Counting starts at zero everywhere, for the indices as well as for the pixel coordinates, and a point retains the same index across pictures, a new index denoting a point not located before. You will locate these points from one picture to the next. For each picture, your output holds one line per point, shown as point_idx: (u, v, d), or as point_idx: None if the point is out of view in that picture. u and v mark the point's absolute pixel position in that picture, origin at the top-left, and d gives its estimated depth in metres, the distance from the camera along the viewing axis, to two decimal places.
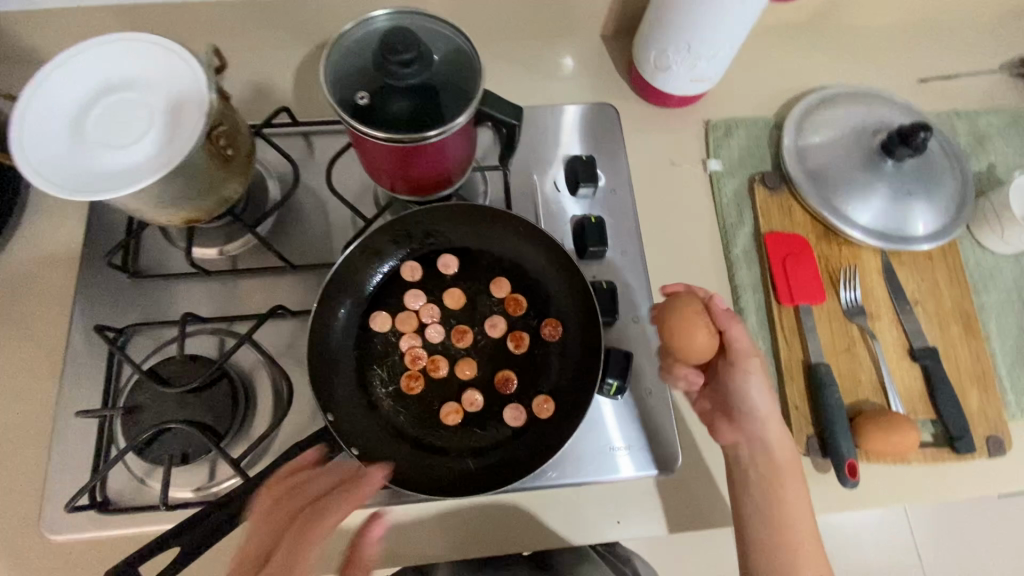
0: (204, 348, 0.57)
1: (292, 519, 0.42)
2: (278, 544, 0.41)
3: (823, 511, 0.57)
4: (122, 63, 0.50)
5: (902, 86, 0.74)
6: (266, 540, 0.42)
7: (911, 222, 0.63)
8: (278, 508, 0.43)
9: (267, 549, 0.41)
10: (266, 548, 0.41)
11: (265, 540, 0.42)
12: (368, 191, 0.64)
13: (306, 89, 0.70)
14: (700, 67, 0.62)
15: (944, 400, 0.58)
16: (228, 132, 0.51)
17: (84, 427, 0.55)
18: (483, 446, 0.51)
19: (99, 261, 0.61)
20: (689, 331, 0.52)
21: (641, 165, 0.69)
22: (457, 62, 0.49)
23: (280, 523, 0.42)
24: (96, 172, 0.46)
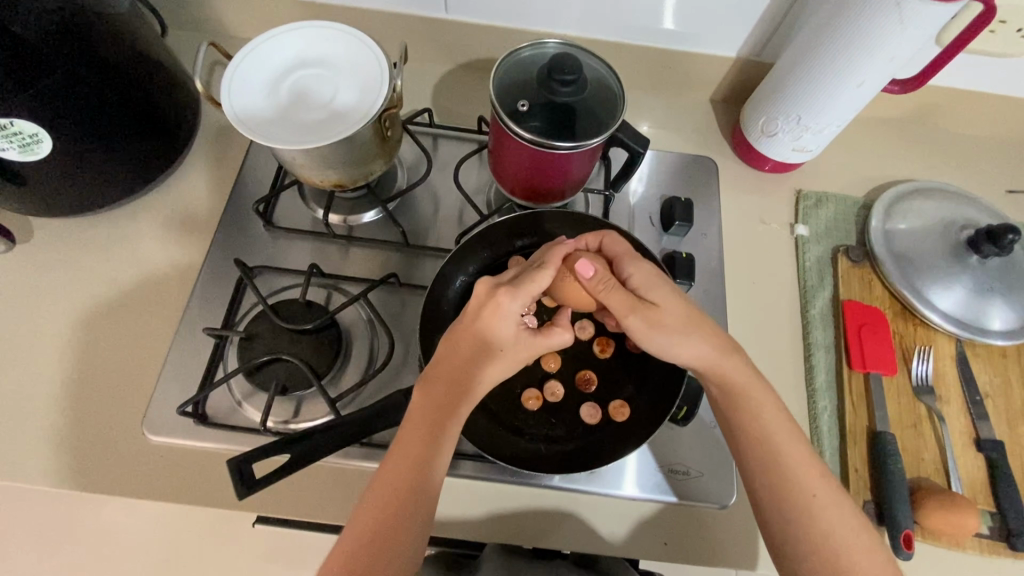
0: (317, 299, 0.64)
1: (455, 371, 0.49)
2: (437, 400, 0.48)
3: None
4: (327, 43, 0.60)
5: (991, 193, 0.78)
6: (434, 398, 0.48)
7: (988, 317, 0.65)
8: (441, 380, 0.49)
9: (436, 405, 0.48)
10: (441, 404, 0.48)
11: (432, 397, 0.48)
12: (483, 194, 0.71)
13: (443, 97, 0.79)
14: (805, 138, 0.68)
15: (1007, 495, 0.58)
16: (393, 117, 0.59)
17: (202, 346, 0.61)
18: (558, 435, 0.56)
19: (244, 209, 0.69)
20: (567, 287, 0.54)
21: (731, 218, 0.74)
22: (603, 94, 0.56)
23: (454, 381, 0.48)
24: (282, 125, 0.55)
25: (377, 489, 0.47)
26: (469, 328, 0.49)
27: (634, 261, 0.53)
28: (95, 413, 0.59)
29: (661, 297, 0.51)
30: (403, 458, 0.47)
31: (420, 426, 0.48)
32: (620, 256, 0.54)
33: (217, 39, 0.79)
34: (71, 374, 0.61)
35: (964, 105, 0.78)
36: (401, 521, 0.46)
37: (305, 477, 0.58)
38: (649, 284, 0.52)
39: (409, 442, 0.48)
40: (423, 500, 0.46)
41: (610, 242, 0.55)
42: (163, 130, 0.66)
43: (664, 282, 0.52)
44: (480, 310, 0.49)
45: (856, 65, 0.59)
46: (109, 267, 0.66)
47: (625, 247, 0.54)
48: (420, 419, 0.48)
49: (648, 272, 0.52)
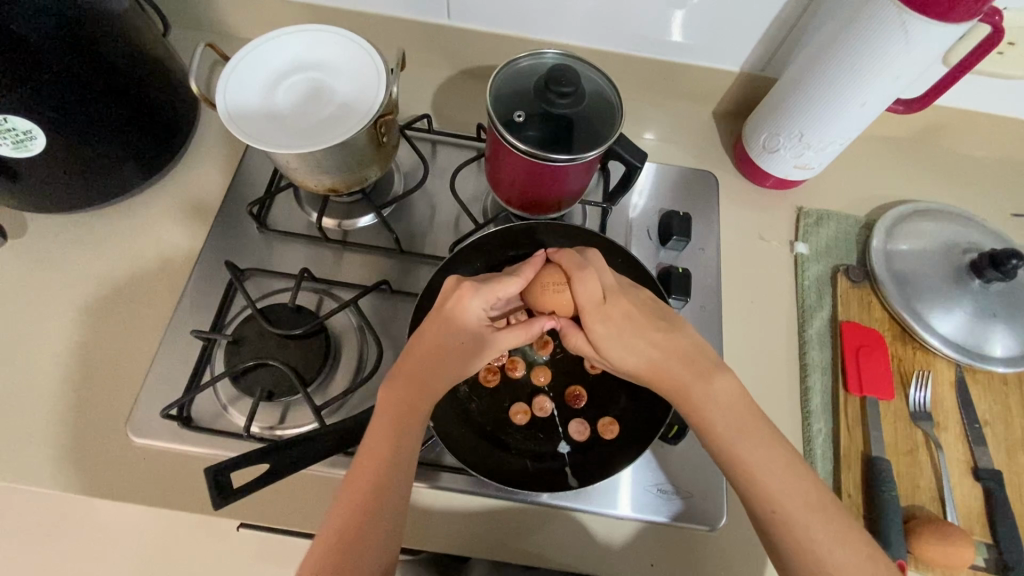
0: (308, 303, 0.63)
1: (422, 364, 0.48)
2: (402, 397, 0.47)
3: None
4: (324, 46, 0.59)
5: (996, 217, 0.76)
6: (399, 394, 0.47)
7: (990, 343, 0.64)
8: (408, 374, 0.48)
9: (399, 401, 0.47)
10: (405, 401, 0.47)
11: (397, 394, 0.47)
12: (480, 203, 0.71)
13: (443, 103, 0.78)
14: (807, 155, 0.67)
15: (1004, 527, 0.57)
16: (389, 123, 0.58)
17: (191, 347, 0.61)
18: (544, 452, 0.56)
19: (238, 210, 0.69)
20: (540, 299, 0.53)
21: (730, 234, 0.73)
22: (602, 106, 0.55)
23: (417, 379, 0.48)
24: (275, 128, 0.54)
25: (346, 494, 0.45)
26: (435, 326, 0.49)
27: (597, 316, 0.50)
28: (80, 412, 0.58)
29: (617, 357, 0.51)
30: (371, 458, 0.46)
31: (387, 422, 0.47)
32: (587, 308, 0.51)
33: (218, 38, 0.78)
34: (58, 372, 0.60)
35: (969, 125, 0.77)
36: (370, 525, 0.44)
37: (289, 483, 0.57)
38: (608, 342, 0.51)
39: (376, 439, 0.46)
40: (391, 501, 0.45)
41: (580, 280, 0.51)
42: (159, 128, 0.66)
43: (629, 340, 0.50)
44: (443, 304, 0.50)
45: (860, 83, 0.58)
46: (100, 264, 0.66)
47: (592, 294, 0.50)
48: (387, 412, 0.47)
49: (611, 329, 0.50)
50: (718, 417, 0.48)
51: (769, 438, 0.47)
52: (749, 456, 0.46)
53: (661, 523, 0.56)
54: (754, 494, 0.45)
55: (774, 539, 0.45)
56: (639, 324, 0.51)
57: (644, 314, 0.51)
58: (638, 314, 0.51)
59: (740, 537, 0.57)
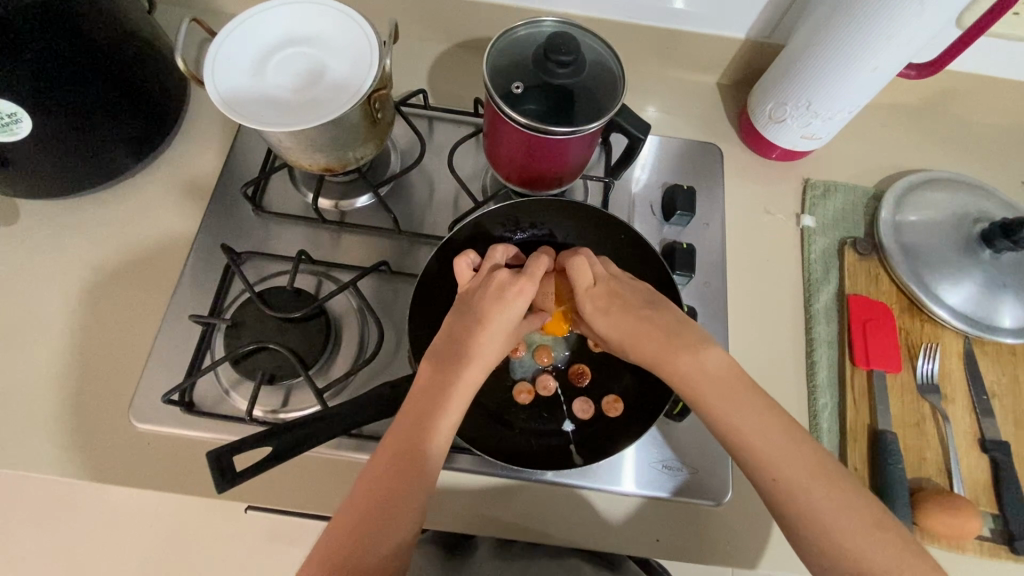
0: (306, 286, 0.62)
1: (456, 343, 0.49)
2: (438, 379, 0.47)
3: None
4: (313, 20, 0.57)
5: (1006, 184, 0.75)
6: (437, 372, 0.48)
7: (1000, 313, 0.63)
8: (444, 352, 0.49)
9: (439, 380, 0.47)
10: (443, 379, 0.47)
11: (434, 373, 0.48)
12: (479, 179, 0.69)
13: (439, 77, 0.76)
14: (814, 125, 0.65)
15: (1010, 497, 0.56)
16: (383, 97, 0.57)
17: (189, 333, 0.60)
18: (548, 431, 0.55)
19: (232, 192, 0.67)
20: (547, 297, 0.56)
21: (735, 208, 0.71)
22: (602, 76, 0.53)
23: (454, 359, 0.48)
24: (267, 106, 0.52)
25: (371, 467, 0.45)
26: (478, 306, 0.51)
27: (589, 296, 0.53)
28: (84, 399, 0.58)
29: (601, 328, 0.53)
30: (401, 433, 0.45)
31: (422, 400, 0.46)
32: (578, 291, 0.53)
33: (205, 15, 0.76)
34: (61, 360, 0.60)
35: (980, 91, 0.75)
36: (394, 506, 0.43)
37: (293, 465, 0.57)
38: (594, 317, 0.53)
39: (409, 417, 0.46)
40: (421, 479, 0.44)
41: (576, 266, 0.53)
42: (147, 108, 0.64)
43: (616, 315, 0.51)
44: (502, 290, 0.51)
45: (871, 48, 0.55)
46: (94, 251, 0.65)
47: (585, 276, 0.53)
48: (423, 390, 0.47)
49: (598, 307, 0.52)
50: (727, 393, 0.46)
51: (778, 412, 0.46)
52: (758, 432, 0.45)
53: (664, 500, 0.56)
54: (762, 471, 0.44)
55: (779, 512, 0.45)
56: (627, 301, 0.52)
57: (634, 295, 0.52)
58: (627, 293, 0.52)
59: (745, 512, 0.57)
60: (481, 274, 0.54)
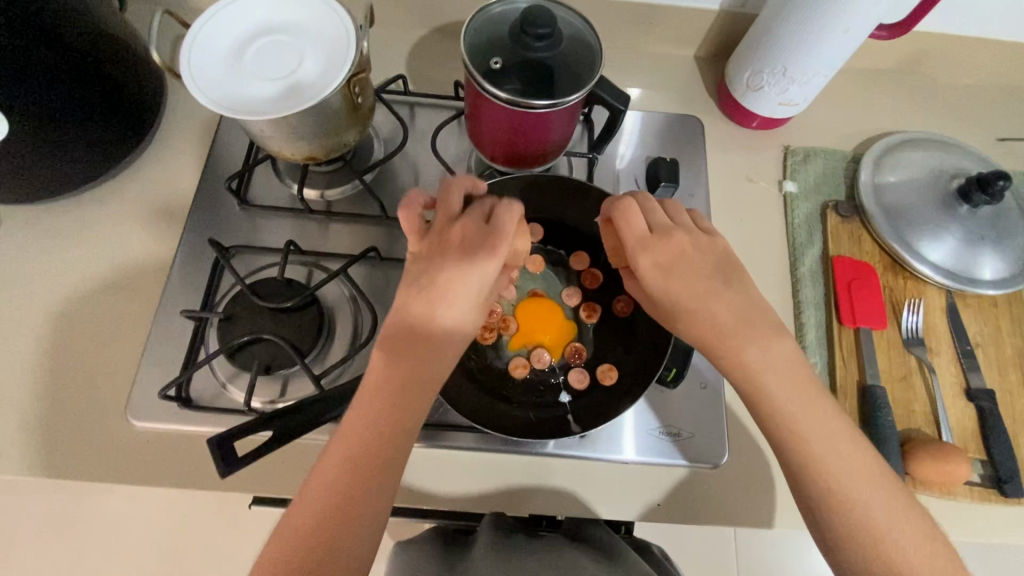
0: (297, 276, 0.62)
1: (421, 328, 0.45)
2: (404, 370, 0.44)
3: None
4: (288, 8, 0.57)
5: (981, 141, 0.76)
6: (402, 362, 0.44)
7: (980, 266, 0.64)
8: (409, 337, 0.45)
9: (404, 373, 0.44)
10: (409, 371, 0.44)
11: (399, 363, 0.44)
12: (463, 163, 0.69)
13: (419, 64, 0.76)
14: (791, 91, 0.66)
15: (997, 443, 0.58)
16: (362, 82, 0.57)
17: (182, 329, 0.60)
18: (545, 403, 0.56)
19: (216, 188, 0.67)
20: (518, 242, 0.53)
21: (718, 178, 0.72)
22: (579, 49, 0.54)
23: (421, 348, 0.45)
24: (245, 95, 0.52)
25: (330, 464, 0.42)
26: (434, 264, 0.46)
27: (645, 249, 0.47)
28: (78, 400, 0.58)
29: (660, 288, 0.47)
30: (362, 427, 0.42)
31: (386, 393, 0.43)
32: (630, 242, 0.48)
33: (179, 11, 0.75)
34: (52, 364, 0.59)
35: (952, 52, 0.76)
36: (358, 504, 0.40)
37: (293, 454, 0.57)
38: (650, 275, 0.47)
39: (372, 410, 0.43)
40: (387, 474, 0.42)
41: (627, 217, 0.49)
42: (124, 106, 0.63)
43: (678, 276, 0.46)
44: (460, 242, 0.47)
45: (842, 10, 0.56)
46: (78, 253, 0.64)
47: (638, 229, 0.48)
48: (386, 383, 0.43)
49: (658, 264, 0.47)
50: None
51: None
52: None
53: (662, 466, 0.57)
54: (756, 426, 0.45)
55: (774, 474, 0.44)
56: (692, 263, 0.47)
57: (701, 257, 0.48)
58: (692, 253, 0.48)
59: (742, 473, 0.58)
60: (435, 226, 0.49)
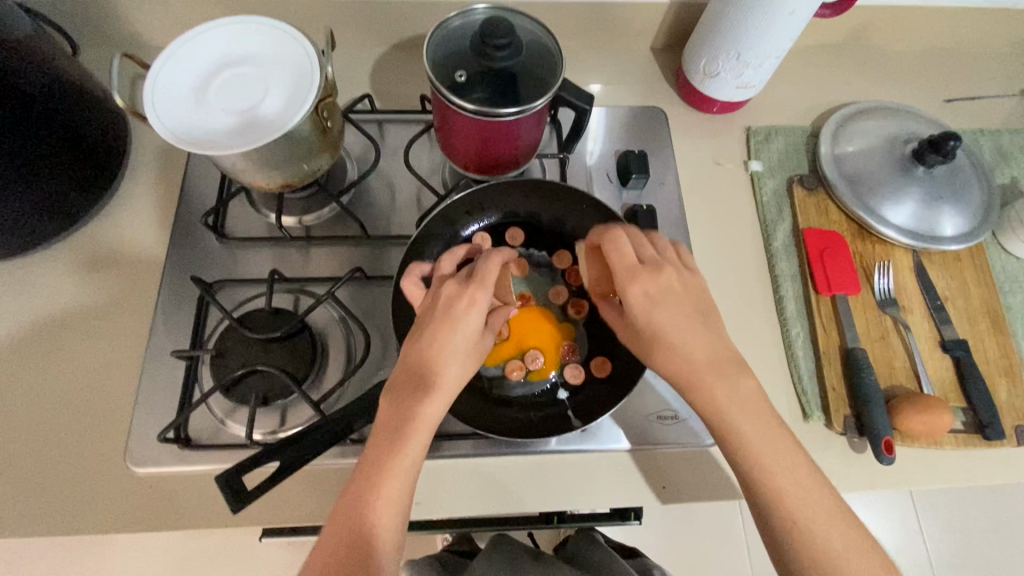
0: (284, 304, 0.62)
1: (412, 371, 0.48)
2: (399, 410, 0.47)
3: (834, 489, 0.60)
4: (248, 40, 0.57)
5: (930, 104, 0.80)
6: (398, 404, 0.47)
7: (940, 224, 0.68)
8: (403, 380, 0.48)
9: (399, 414, 0.46)
10: (403, 412, 0.46)
11: (395, 405, 0.47)
12: (438, 175, 0.70)
13: (382, 81, 0.76)
14: (746, 74, 0.68)
15: (974, 389, 0.61)
16: (330, 106, 0.57)
17: (172, 370, 0.60)
18: (544, 402, 0.57)
19: (192, 225, 0.66)
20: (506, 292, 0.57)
21: (687, 164, 0.74)
22: (541, 55, 0.55)
23: (415, 388, 0.47)
24: (214, 131, 0.52)
25: (341, 507, 0.44)
26: (432, 326, 0.49)
27: (636, 278, 0.50)
28: (75, 454, 0.57)
29: (647, 320, 0.49)
30: (365, 471, 0.45)
31: (385, 436, 0.46)
32: (620, 273, 0.51)
33: (132, 50, 0.74)
34: (43, 420, 0.58)
35: (893, 22, 0.80)
36: (366, 544, 0.43)
37: (299, 481, 0.57)
38: (638, 305, 0.49)
39: (374, 453, 0.46)
40: (392, 516, 0.44)
41: (613, 248, 0.52)
42: (85, 152, 0.62)
43: (666, 309, 0.49)
44: (449, 308, 0.49)
45: None
46: (55, 305, 0.63)
47: (626, 260, 0.51)
48: (384, 426, 0.46)
49: (648, 296, 0.49)
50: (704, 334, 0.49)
51: None
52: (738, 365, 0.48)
53: (663, 450, 0.59)
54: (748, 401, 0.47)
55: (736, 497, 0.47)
56: (679, 298, 0.50)
57: (688, 292, 0.50)
58: (680, 288, 0.50)
59: None
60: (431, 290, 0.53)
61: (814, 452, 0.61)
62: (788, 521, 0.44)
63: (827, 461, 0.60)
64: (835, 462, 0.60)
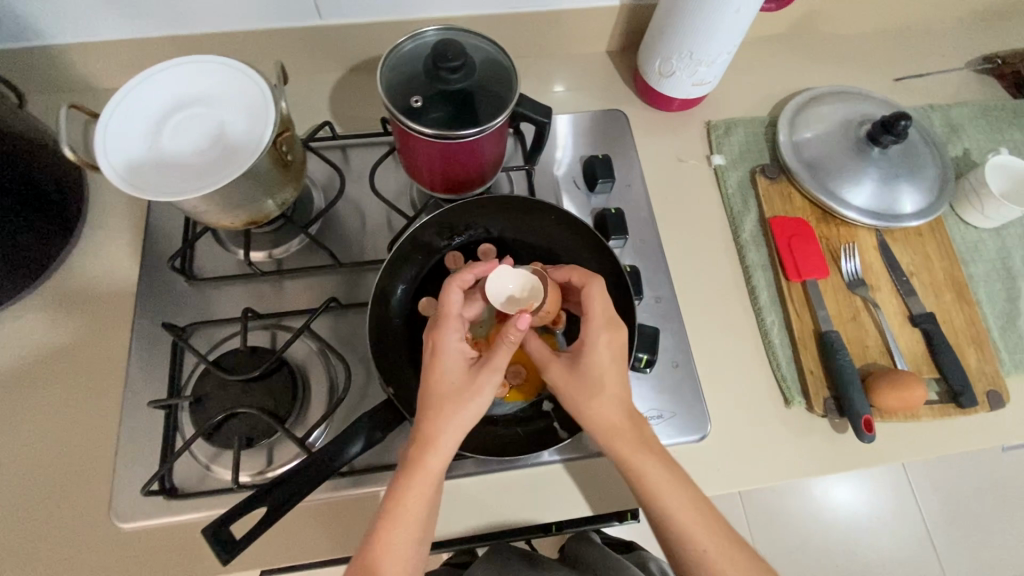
0: (261, 342, 0.61)
1: (436, 413, 0.48)
2: (425, 454, 0.48)
3: (820, 470, 0.61)
4: (199, 79, 0.56)
5: (881, 85, 0.82)
6: (423, 446, 0.48)
7: (900, 202, 0.69)
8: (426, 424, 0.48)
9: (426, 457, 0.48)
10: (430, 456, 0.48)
11: (420, 448, 0.48)
12: (406, 196, 0.70)
13: (342, 106, 0.76)
14: (701, 71, 0.69)
15: (946, 360, 0.63)
16: (289, 139, 0.56)
17: (151, 420, 0.58)
18: (529, 416, 0.57)
19: (160, 269, 0.65)
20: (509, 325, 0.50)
21: (651, 164, 0.75)
22: (496, 72, 0.55)
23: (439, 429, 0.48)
24: (171, 176, 0.51)
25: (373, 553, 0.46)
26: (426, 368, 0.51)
27: (611, 329, 0.52)
28: (57, 517, 0.56)
29: (602, 369, 0.51)
30: (399, 517, 0.47)
31: (415, 480, 0.47)
32: (595, 317, 0.52)
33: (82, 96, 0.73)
34: (21, 485, 0.57)
35: (839, 8, 0.82)
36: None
37: (293, 520, 0.57)
38: (600, 354, 0.51)
39: (405, 498, 0.47)
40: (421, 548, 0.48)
41: (596, 294, 0.53)
42: (41, 206, 0.61)
43: (619, 362, 0.52)
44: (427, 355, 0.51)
45: None
46: (23, 365, 0.61)
47: (601, 308, 0.52)
48: (412, 470, 0.48)
49: (611, 349, 0.52)
50: None
51: None
52: None
53: None
54: None
55: (672, 520, 0.49)
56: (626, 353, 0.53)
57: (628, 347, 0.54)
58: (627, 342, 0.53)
59: (725, 440, 0.61)
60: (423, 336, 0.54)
61: (798, 437, 0.62)
62: (702, 551, 0.48)
63: (811, 444, 0.62)
64: (818, 444, 0.62)
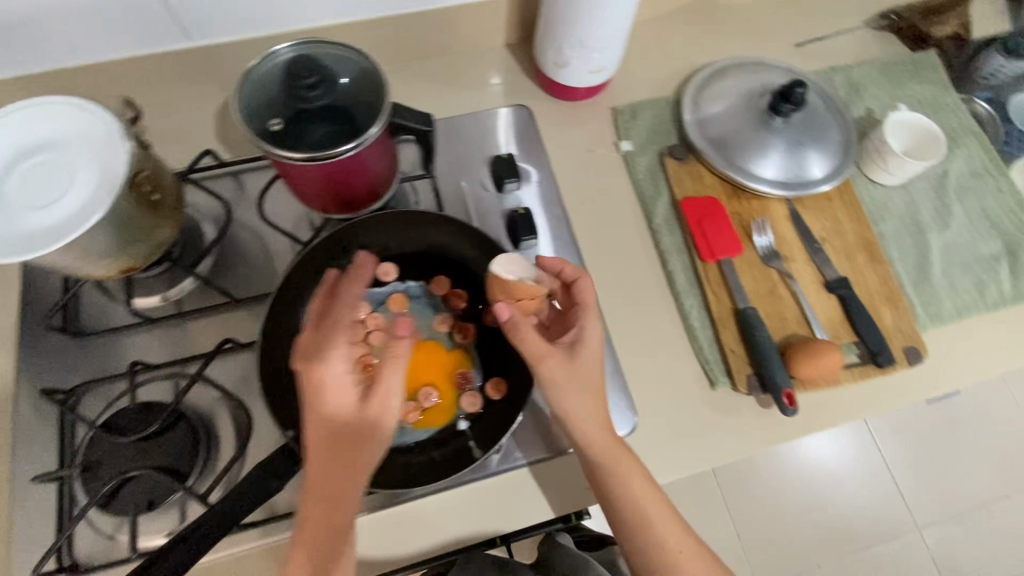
0: (157, 394, 0.58)
1: (329, 452, 0.45)
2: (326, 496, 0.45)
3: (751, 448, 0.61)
4: (43, 124, 0.51)
5: (782, 52, 0.82)
6: (322, 488, 0.45)
7: (805, 169, 0.69)
8: (319, 464, 0.45)
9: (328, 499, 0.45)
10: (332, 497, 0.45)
11: (319, 493, 0.45)
12: (303, 218, 0.66)
13: (230, 131, 0.71)
14: (594, 58, 0.68)
15: (861, 323, 0.63)
16: (151, 177, 0.52)
17: (43, 493, 0.54)
18: (445, 438, 0.55)
19: (41, 328, 0.60)
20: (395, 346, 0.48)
21: (560, 157, 0.73)
22: (363, 82, 0.52)
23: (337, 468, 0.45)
24: (16, 234, 0.47)
25: None
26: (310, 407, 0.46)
27: (597, 316, 0.54)
28: None
29: (590, 354, 0.53)
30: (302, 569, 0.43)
31: (316, 526, 0.44)
32: (589, 304, 0.54)
33: None
34: None
35: None
36: None
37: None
38: (594, 338, 0.53)
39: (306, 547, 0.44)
40: None
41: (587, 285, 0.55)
42: None
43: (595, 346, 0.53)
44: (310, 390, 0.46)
45: None
46: None
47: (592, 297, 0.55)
48: (312, 517, 0.44)
49: (602, 333, 0.54)
50: None
51: None
52: None
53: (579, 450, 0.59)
54: None
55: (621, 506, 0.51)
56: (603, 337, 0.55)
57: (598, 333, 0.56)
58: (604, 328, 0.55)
59: (655, 430, 0.61)
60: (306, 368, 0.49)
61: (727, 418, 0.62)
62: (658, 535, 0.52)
63: (740, 423, 0.62)
64: (747, 423, 0.62)
